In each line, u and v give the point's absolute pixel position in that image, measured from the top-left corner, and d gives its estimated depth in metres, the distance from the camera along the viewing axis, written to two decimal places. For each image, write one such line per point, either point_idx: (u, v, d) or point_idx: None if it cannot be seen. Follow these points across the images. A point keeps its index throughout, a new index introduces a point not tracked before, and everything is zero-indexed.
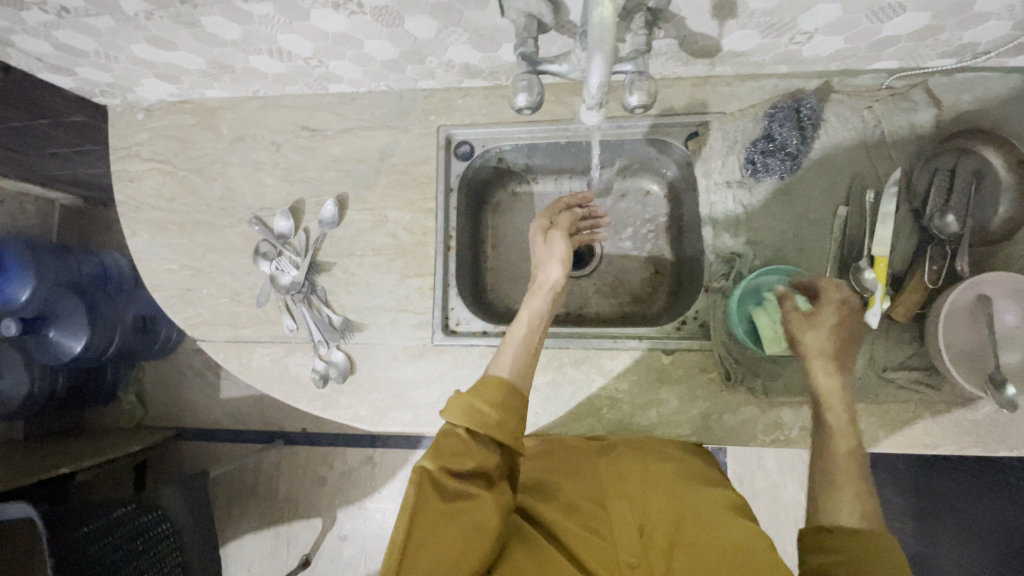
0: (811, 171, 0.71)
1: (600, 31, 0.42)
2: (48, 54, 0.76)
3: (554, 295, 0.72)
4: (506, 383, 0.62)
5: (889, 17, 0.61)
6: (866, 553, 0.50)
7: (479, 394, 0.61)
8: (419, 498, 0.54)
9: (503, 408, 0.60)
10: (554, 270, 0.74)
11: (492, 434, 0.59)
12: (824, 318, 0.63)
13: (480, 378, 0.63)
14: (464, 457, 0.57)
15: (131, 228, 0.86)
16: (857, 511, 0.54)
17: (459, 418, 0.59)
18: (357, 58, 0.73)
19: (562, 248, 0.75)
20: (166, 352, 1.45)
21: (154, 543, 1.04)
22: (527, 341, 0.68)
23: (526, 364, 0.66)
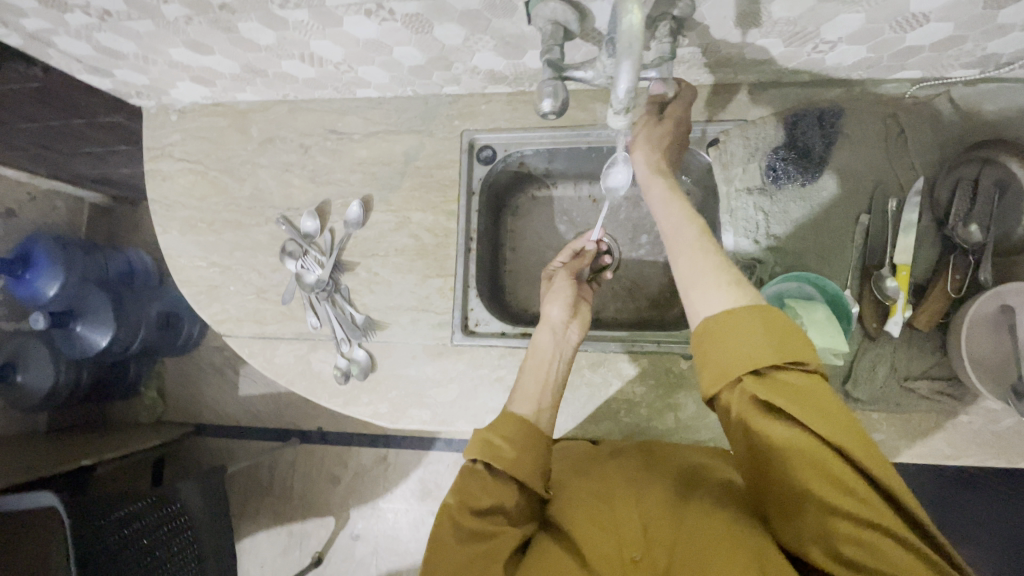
0: (834, 177, 0.71)
1: (629, 39, 0.44)
2: (89, 57, 0.79)
3: (557, 333, 0.72)
4: (524, 420, 0.63)
5: (912, 28, 0.62)
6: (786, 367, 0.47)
7: (496, 429, 0.62)
8: (436, 540, 0.57)
9: (520, 446, 0.61)
10: (555, 309, 0.73)
11: (509, 468, 0.60)
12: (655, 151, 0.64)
13: (499, 415, 0.64)
14: (481, 496, 0.58)
15: (162, 225, 0.89)
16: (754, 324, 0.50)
17: (477, 452, 0.61)
18: (385, 64, 0.75)
19: (567, 290, 0.76)
20: (188, 348, 1.48)
21: (172, 535, 1.06)
22: (545, 375, 0.69)
23: (541, 399, 0.67)
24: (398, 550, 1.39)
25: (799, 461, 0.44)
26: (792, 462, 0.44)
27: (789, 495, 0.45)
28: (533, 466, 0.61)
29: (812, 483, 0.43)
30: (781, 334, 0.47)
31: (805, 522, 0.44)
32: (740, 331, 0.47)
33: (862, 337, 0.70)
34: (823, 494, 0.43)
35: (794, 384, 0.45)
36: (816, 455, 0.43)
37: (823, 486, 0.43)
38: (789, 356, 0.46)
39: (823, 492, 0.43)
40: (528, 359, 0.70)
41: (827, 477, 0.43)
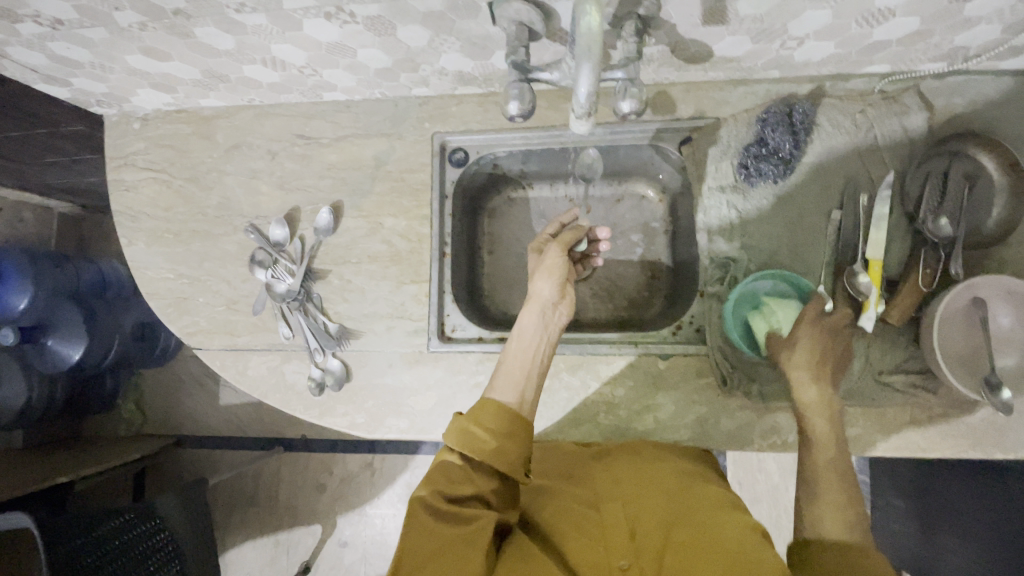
0: (803, 175, 0.72)
1: (588, 42, 0.43)
2: (44, 66, 0.76)
3: (545, 309, 0.70)
4: (501, 408, 0.62)
5: (878, 22, 0.62)
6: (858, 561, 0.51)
7: (475, 417, 0.62)
8: (412, 522, 0.56)
9: (500, 436, 0.61)
10: (543, 284, 0.71)
11: (485, 458, 0.59)
12: (802, 340, 0.64)
13: (478, 402, 0.63)
14: (462, 484, 0.59)
15: (128, 237, 0.87)
16: (840, 521, 0.54)
17: (455, 442, 0.61)
18: (351, 67, 0.73)
19: (557, 260, 0.72)
20: (166, 359, 1.45)
21: (153, 553, 1.03)
22: (524, 361, 0.67)
23: (524, 387, 0.65)
24: (386, 555, 1.38)
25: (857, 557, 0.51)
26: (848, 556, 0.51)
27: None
28: (515, 454, 0.61)
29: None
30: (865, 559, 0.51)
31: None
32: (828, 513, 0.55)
33: None
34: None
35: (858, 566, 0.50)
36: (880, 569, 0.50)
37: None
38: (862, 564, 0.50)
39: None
40: (510, 345, 0.69)
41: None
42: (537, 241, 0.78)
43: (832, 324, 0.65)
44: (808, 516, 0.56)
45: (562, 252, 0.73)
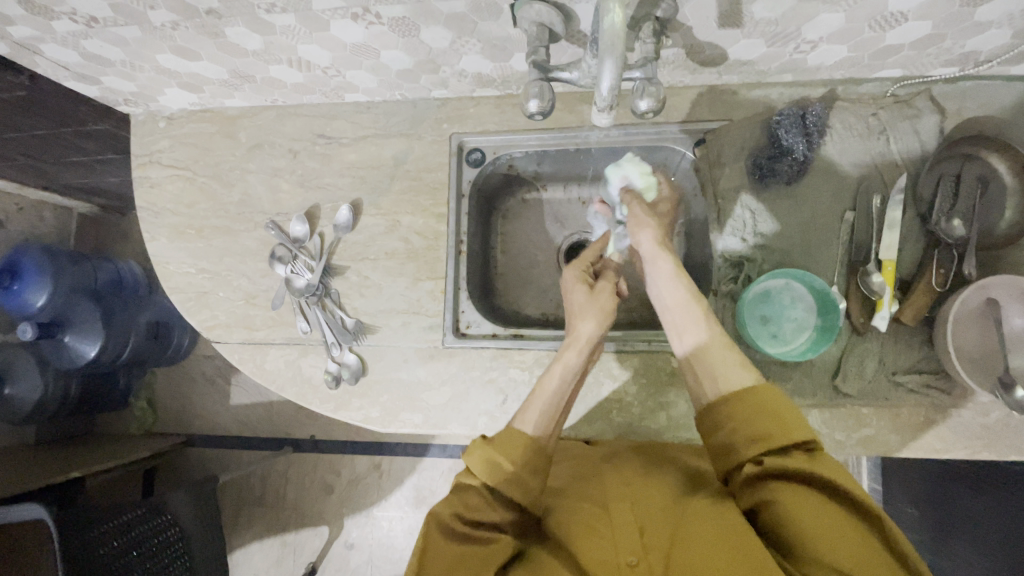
0: (816, 176, 0.72)
1: (611, 37, 0.45)
2: (77, 64, 0.79)
3: (587, 350, 0.70)
4: (531, 442, 0.62)
5: (891, 27, 0.63)
6: (766, 409, 0.56)
7: (501, 448, 0.61)
8: (426, 541, 0.56)
9: (523, 468, 0.61)
10: (588, 324, 0.71)
11: (506, 487, 0.60)
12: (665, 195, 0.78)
13: (505, 431, 0.63)
14: (480, 510, 0.59)
15: (150, 232, 0.89)
16: (742, 375, 0.60)
17: (477, 468, 0.61)
18: (373, 68, 0.75)
19: (607, 300, 0.73)
20: (179, 358, 1.47)
21: (163, 548, 1.03)
22: (555, 400, 0.67)
23: (553, 424, 0.66)
24: (392, 558, 1.38)
25: (760, 403, 0.57)
26: (747, 404, 0.57)
27: (739, 439, 0.56)
28: (535, 487, 0.61)
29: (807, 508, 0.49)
30: (782, 413, 0.56)
31: (746, 467, 0.55)
32: (725, 366, 0.62)
33: (849, 332, 0.70)
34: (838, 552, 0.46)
35: (770, 415, 0.56)
36: (786, 415, 0.55)
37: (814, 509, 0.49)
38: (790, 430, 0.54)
39: (827, 527, 0.48)
40: (545, 377, 0.69)
41: (821, 506, 0.50)
42: (582, 266, 0.79)
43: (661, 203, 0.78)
44: (712, 383, 0.61)
45: (611, 296, 0.74)
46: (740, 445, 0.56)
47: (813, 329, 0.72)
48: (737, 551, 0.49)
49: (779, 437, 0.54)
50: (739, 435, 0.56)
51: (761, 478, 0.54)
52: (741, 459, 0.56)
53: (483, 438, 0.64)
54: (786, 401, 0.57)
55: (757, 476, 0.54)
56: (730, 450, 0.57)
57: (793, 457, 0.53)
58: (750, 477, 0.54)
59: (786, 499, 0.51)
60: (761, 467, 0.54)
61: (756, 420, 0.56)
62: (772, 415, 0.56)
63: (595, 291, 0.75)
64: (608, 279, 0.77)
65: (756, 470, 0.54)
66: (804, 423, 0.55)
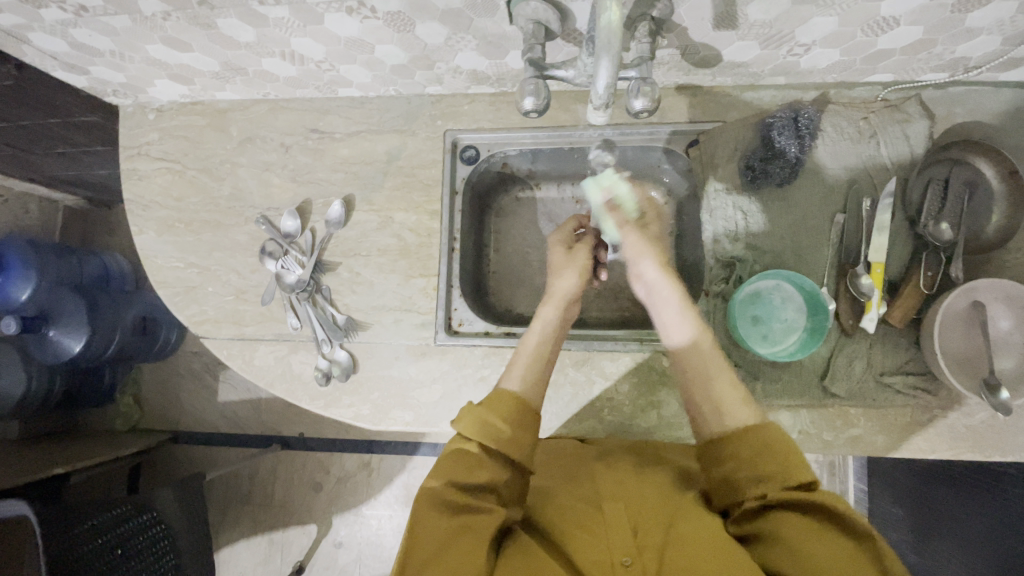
0: (807, 178, 0.73)
1: (607, 35, 0.45)
2: (65, 53, 0.77)
3: (562, 304, 0.74)
4: (518, 398, 0.64)
5: (883, 31, 0.64)
6: (766, 446, 0.57)
7: (494, 408, 0.62)
8: (419, 517, 0.57)
9: (517, 428, 0.62)
10: (566, 279, 0.76)
11: (501, 450, 0.60)
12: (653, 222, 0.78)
13: (496, 392, 0.64)
14: (477, 476, 0.59)
15: (139, 226, 0.87)
16: (748, 413, 0.61)
17: (473, 430, 0.61)
18: (368, 63, 0.75)
19: (582, 255, 0.78)
20: (166, 354, 1.45)
21: (148, 547, 1.01)
22: (540, 357, 0.69)
23: (539, 380, 0.68)
24: (382, 556, 1.37)
25: (765, 441, 0.57)
26: (750, 442, 0.58)
27: (742, 475, 0.57)
28: (529, 445, 0.62)
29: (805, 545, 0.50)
30: (784, 452, 0.56)
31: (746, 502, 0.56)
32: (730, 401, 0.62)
33: (838, 333, 0.71)
34: None
35: (771, 448, 0.57)
36: (791, 454, 0.56)
37: (815, 544, 0.50)
38: (797, 472, 0.55)
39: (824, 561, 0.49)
40: (526, 337, 0.71)
41: (820, 540, 0.50)
42: (565, 232, 0.82)
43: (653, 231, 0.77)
44: (717, 417, 0.62)
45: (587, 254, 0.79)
46: (741, 480, 0.57)
47: (802, 330, 0.73)
48: (735, 559, 0.50)
49: (785, 474, 0.55)
50: (741, 472, 0.57)
51: (761, 511, 0.55)
52: (741, 496, 0.56)
53: (473, 401, 0.65)
54: (789, 439, 0.58)
55: (756, 509, 0.55)
56: (729, 484, 0.58)
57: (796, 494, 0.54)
58: (749, 511, 0.55)
59: (790, 534, 0.51)
60: (762, 501, 0.54)
61: (759, 457, 0.57)
62: (777, 453, 0.56)
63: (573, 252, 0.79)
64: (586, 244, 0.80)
65: (755, 505, 0.55)
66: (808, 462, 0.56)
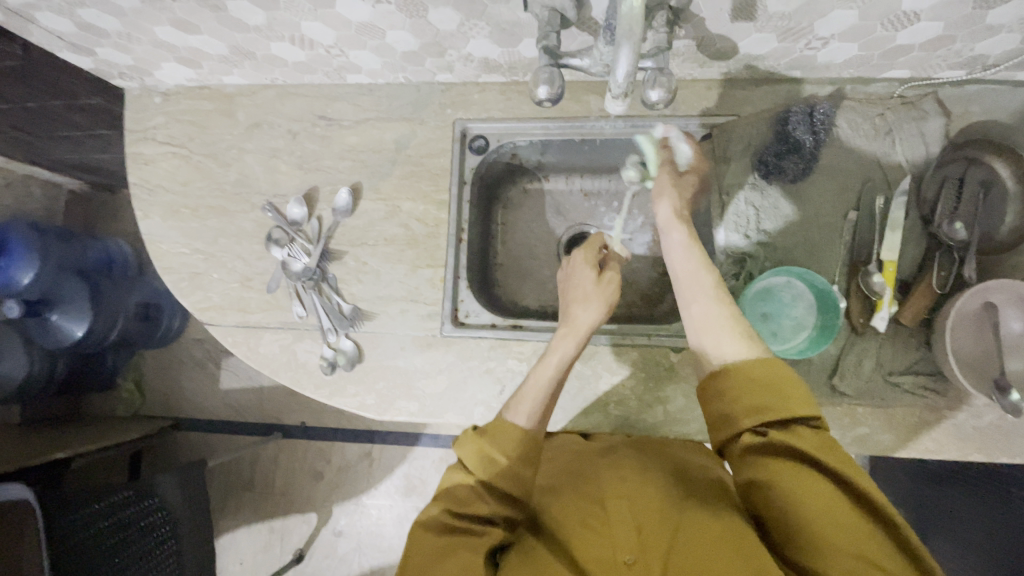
0: (821, 175, 0.72)
1: (629, 22, 0.44)
2: (71, 34, 0.76)
3: (580, 339, 0.69)
4: (525, 436, 0.61)
5: (904, 26, 0.63)
6: (768, 382, 0.55)
7: (497, 444, 0.60)
8: (416, 539, 0.57)
9: (518, 461, 0.60)
10: (582, 312, 0.71)
11: (498, 481, 0.59)
12: (686, 178, 0.73)
13: (499, 423, 0.62)
14: (472, 504, 0.59)
15: (144, 210, 0.87)
16: (749, 347, 0.59)
17: (473, 461, 0.61)
18: (378, 49, 0.74)
19: (607, 290, 0.73)
20: (169, 340, 1.45)
21: (149, 533, 1.01)
22: (547, 393, 0.65)
23: (544, 417, 0.65)
24: (381, 546, 1.38)
25: (762, 376, 0.56)
26: (748, 378, 0.56)
27: (739, 409, 0.56)
28: (529, 479, 0.61)
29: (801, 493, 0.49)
30: (783, 388, 0.54)
31: (744, 437, 0.55)
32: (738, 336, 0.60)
33: (847, 331, 0.70)
34: (842, 542, 0.46)
35: (771, 384, 0.55)
36: (789, 391, 0.54)
37: (817, 496, 0.49)
38: (794, 409, 0.53)
39: (824, 511, 0.48)
40: (538, 367, 0.68)
41: (822, 490, 0.49)
42: (591, 250, 0.77)
43: (686, 180, 0.73)
44: (717, 352, 0.61)
45: (617, 286, 0.74)
46: (738, 414, 0.55)
47: (812, 328, 0.71)
48: (740, 550, 0.50)
49: (782, 411, 0.53)
50: (739, 405, 0.56)
51: (759, 451, 0.53)
52: (740, 429, 0.55)
53: (476, 428, 0.63)
54: (792, 376, 0.56)
55: (754, 448, 0.54)
56: (729, 419, 0.56)
57: (797, 436, 0.52)
58: (748, 446, 0.54)
59: (791, 485, 0.50)
60: (761, 440, 0.53)
61: (757, 393, 0.55)
62: (776, 389, 0.55)
63: (602, 280, 0.74)
64: (614, 269, 0.75)
65: (755, 440, 0.54)
66: (808, 399, 0.54)
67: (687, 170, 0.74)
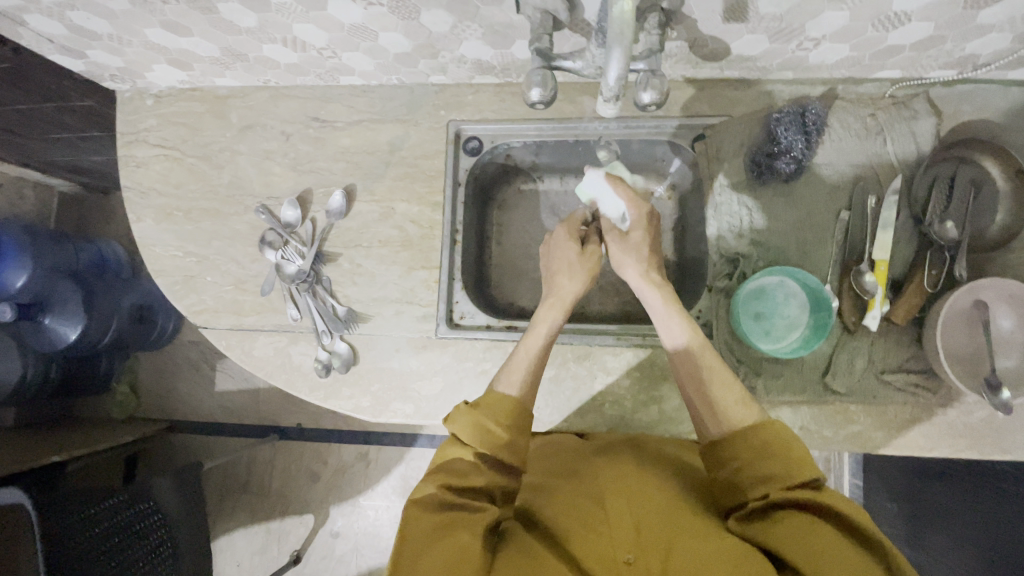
0: (812, 175, 0.73)
1: (619, 25, 0.44)
2: (62, 36, 0.76)
3: (564, 309, 0.72)
4: (518, 405, 0.63)
5: (894, 26, 0.63)
6: (772, 444, 0.56)
7: (490, 413, 0.62)
8: (411, 517, 0.56)
9: (513, 430, 0.62)
10: (565, 283, 0.74)
11: (499, 455, 0.60)
12: (636, 237, 0.73)
13: (491, 394, 0.63)
14: (470, 478, 0.59)
15: (137, 213, 0.86)
16: (751, 414, 0.60)
17: (469, 435, 0.61)
18: (371, 50, 0.74)
19: (589, 264, 0.75)
20: (164, 342, 1.44)
21: (145, 536, 1.00)
22: (536, 363, 0.68)
23: (533, 383, 0.67)
24: (378, 547, 1.38)
25: (767, 441, 0.57)
26: (754, 441, 0.57)
27: (745, 476, 0.56)
28: (525, 449, 0.62)
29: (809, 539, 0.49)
30: (788, 450, 0.56)
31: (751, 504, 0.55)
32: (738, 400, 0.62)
33: (841, 331, 0.71)
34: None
35: (776, 448, 0.56)
36: (795, 455, 0.55)
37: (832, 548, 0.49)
38: (802, 473, 0.54)
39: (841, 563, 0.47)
40: (527, 339, 0.70)
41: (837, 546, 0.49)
42: (572, 226, 0.79)
43: (635, 242, 0.73)
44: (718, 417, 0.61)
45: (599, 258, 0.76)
46: (745, 484, 0.56)
47: (805, 326, 0.73)
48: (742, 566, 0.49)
49: (787, 476, 0.54)
50: (745, 473, 0.56)
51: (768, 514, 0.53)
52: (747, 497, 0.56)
53: (467, 402, 0.64)
54: (795, 439, 0.57)
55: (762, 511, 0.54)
56: (735, 486, 0.57)
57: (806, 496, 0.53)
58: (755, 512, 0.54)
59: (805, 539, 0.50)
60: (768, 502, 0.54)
61: (762, 457, 0.56)
62: (780, 453, 0.56)
63: (585, 251, 0.76)
64: (596, 241, 0.77)
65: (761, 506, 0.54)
66: (813, 463, 0.55)
67: (631, 228, 0.74)
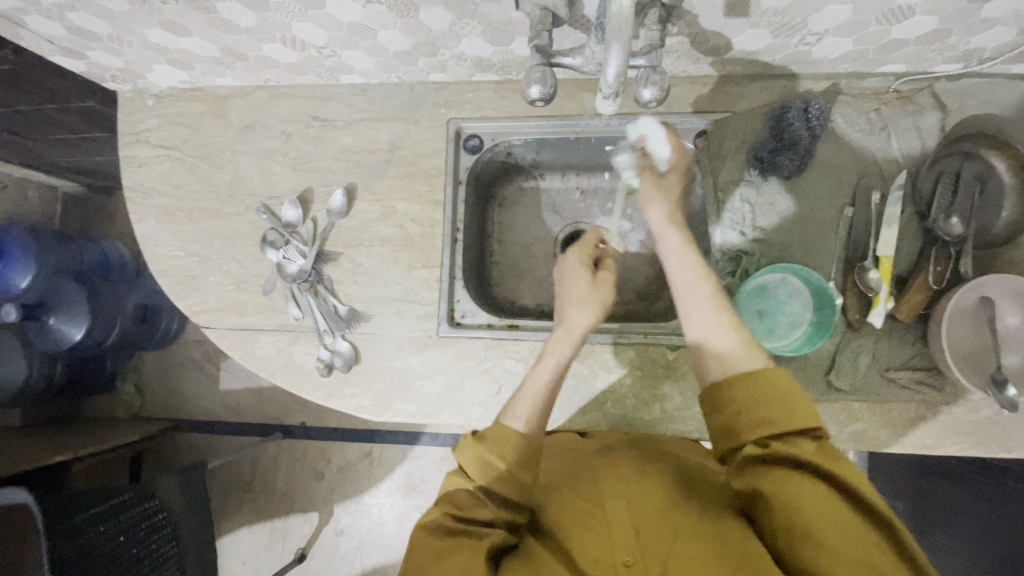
0: (816, 171, 0.72)
1: (618, 21, 0.44)
2: (62, 37, 0.76)
3: (576, 342, 0.67)
4: (524, 444, 0.61)
5: (897, 20, 0.63)
6: (770, 388, 0.56)
7: (495, 450, 0.61)
8: (416, 543, 0.57)
9: (517, 464, 0.61)
10: (577, 315, 0.68)
11: (499, 484, 0.60)
12: (670, 181, 0.69)
13: (496, 430, 0.62)
14: (472, 506, 0.59)
15: (139, 214, 0.86)
16: (754, 357, 0.59)
17: (471, 470, 0.61)
18: (370, 49, 0.73)
19: (603, 291, 0.70)
20: (168, 342, 1.45)
21: (151, 535, 1.01)
22: (546, 394, 0.65)
23: (542, 417, 0.64)
24: (383, 544, 1.38)
25: (767, 386, 0.56)
26: (753, 387, 0.56)
27: (743, 420, 0.56)
28: (530, 480, 0.61)
29: (804, 494, 0.49)
30: (787, 392, 0.55)
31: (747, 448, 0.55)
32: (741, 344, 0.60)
33: (844, 328, 0.70)
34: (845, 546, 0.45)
35: (773, 390, 0.55)
36: (794, 401, 0.55)
37: (823, 503, 0.48)
38: (797, 419, 0.54)
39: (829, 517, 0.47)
40: (534, 371, 0.66)
41: (831, 504, 0.48)
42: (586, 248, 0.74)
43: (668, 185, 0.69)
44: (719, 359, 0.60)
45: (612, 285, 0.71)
46: (741, 426, 0.56)
47: (809, 324, 0.71)
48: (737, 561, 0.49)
49: (784, 423, 0.54)
50: (744, 416, 0.56)
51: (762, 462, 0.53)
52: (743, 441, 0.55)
53: (473, 435, 0.63)
54: (795, 388, 0.56)
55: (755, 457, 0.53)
56: (731, 430, 0.56)
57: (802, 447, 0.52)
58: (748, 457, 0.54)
59: (796, 493, 0.49)
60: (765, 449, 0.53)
61: (762, 403, 0.55)
62: (778, 400, 0.55)
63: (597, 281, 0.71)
64: (609, 268, 0.73)
65: (757, 451, 0.54)
66: (813, 413, 0.54)
67: (669, 173, 0.70)
